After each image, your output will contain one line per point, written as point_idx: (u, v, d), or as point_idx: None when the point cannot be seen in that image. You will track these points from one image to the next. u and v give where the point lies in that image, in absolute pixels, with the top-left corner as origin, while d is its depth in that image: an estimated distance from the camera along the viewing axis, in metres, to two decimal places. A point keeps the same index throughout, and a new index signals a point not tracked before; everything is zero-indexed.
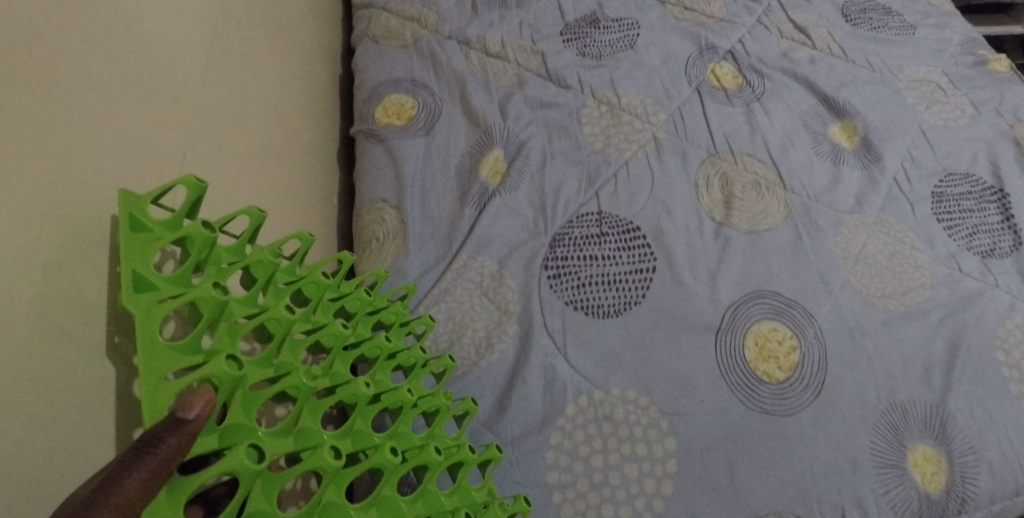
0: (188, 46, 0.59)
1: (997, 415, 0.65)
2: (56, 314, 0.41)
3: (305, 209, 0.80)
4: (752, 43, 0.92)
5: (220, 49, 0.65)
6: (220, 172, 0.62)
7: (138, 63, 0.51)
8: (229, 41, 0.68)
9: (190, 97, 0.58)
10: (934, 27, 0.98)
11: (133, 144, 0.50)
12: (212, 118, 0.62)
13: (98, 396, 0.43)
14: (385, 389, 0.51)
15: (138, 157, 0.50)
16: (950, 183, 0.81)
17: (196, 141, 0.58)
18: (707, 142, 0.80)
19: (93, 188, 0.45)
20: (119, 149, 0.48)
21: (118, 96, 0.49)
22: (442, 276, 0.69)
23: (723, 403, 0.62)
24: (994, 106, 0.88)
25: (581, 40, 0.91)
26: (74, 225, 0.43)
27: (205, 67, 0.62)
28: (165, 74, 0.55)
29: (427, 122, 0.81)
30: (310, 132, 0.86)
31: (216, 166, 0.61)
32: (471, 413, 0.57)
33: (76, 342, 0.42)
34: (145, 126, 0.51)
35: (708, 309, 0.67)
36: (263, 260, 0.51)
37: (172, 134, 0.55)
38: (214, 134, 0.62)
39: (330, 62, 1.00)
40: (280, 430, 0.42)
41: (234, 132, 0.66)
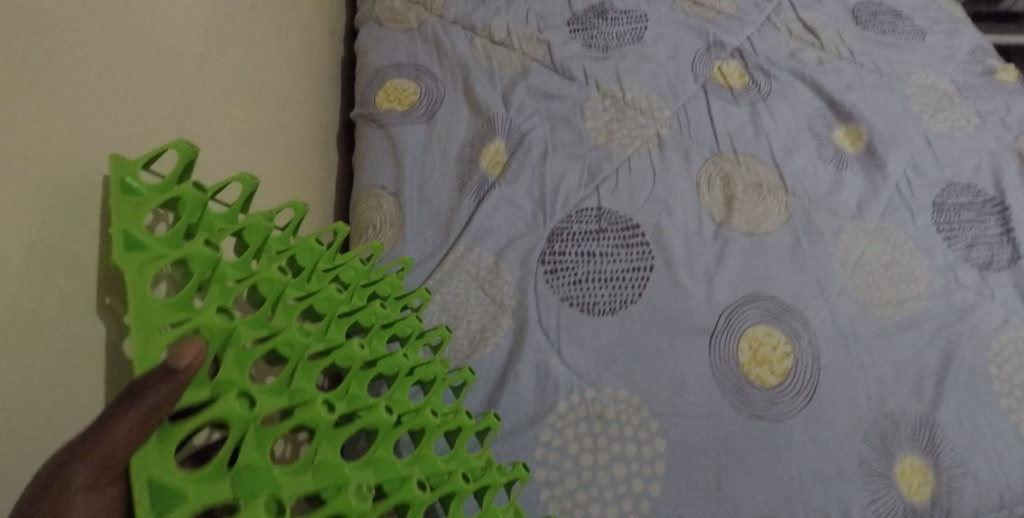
0: (189, 16, 0.58)
1: (986, 429, 0.65)
2: (50, 279, 0.40)
3: (302, 191, 0.79)
4: (760, 41, 0.91)
5: (222, 19, 0.64)
6: (216, 149, 0.61)
7: (138, 27, 0.50)
8: (232, 11, 0.67)
9: (190, 69, 0.57)
10: (943, 34, 0.97)
11: (130, 115, 0.48)
12: (210, 92, 0.61)
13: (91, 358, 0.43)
14: (381, 356, 0.51)
15: (135, 128, 0.49)
16: (952, 192, 0.80)
17: (194, 114, 0.57)
18: (710, 141, 0.80)
19: (92, 154, 0.44)
20: (116, 117, 0.47)
21: (119, 62, 0.48)
22: (437, 267, 0.69)
23: (714, 407, 0.62)
24: (1000, 117, 0.87)
25: (588, 32, 0.89)
26: (72, 186, 0.42)
27: (205, 36, 0.61)
28: (166, 40, 0.54)
29: (429, 109, 0.81)
30: (310, 110, 0.85)
31: (212, 143, 0.60)
32: (469, 382, 0.58)
33: (71, 301, 0.42)
34: (145, 93, 0.50)
35: (703, 311, 0.66)
36: (255, 224, 0.50)
37: (170, 103, 0.54)
38: (212, 108, 0.61)
39: (333, 41, 0.98)
40: (274, 387, 0.42)
41: (232, 105, 0.65)
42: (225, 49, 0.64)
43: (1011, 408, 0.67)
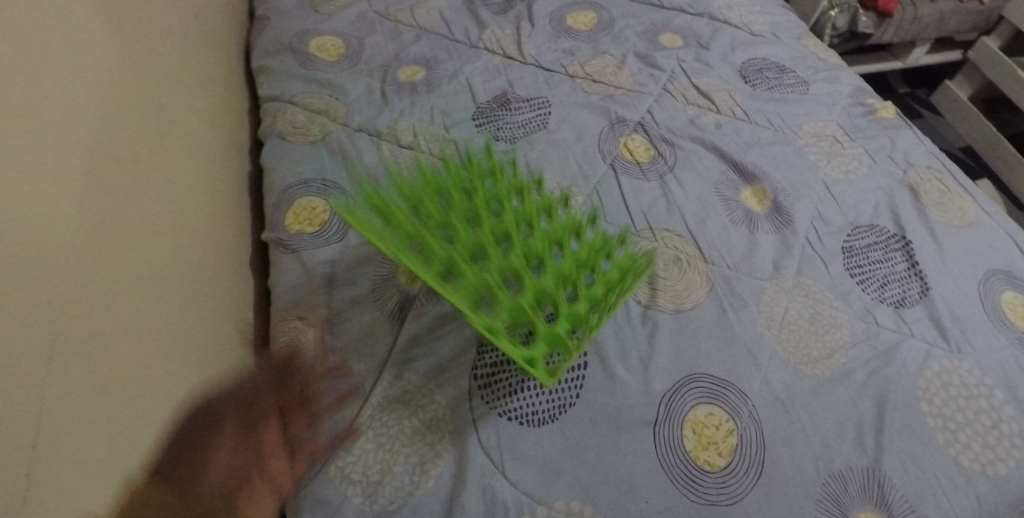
0: (48, 198, 0.53)
1: (929, 471, 0.67)
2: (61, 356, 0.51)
3: (218, 326, 0.74)
4: (660, 112, 0.95)
5: (141, 145, 0.68)
6: (105, 321, 0.56)
7: (75, 204, 0.56)
8: (146, 134, 0.70)
9: (54, 254, 0.53)
10: (824, 81, 1.01)
11: (79, 323, 0.54)
12: (89, 263, 0.56)
13: (112, 410, 0.55)
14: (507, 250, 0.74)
15: (112, 268, 0.58)
16: (856, 236, 0.82)
17: (67, 300, 0.53)
18: (627, 222, 0.83)
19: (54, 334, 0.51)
20: (73, 291, 0.54)
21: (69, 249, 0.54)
22: (364, 403, 0.68)
23: (668, 502, 0.64)
24: (887, 153, 0.91)
25: (494, 123, 0.92)
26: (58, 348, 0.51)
27: (134, 163, 0.66)
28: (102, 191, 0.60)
29: (341, 225, 0.80)
30: (217, 234, 0.80)
31: (100, 317, 0.56)
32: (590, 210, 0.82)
33: (88, 356, 0.54)
34: (103, 252, 0.58)
35: (641, 401, 0.68)
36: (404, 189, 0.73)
37: (122, 233, 0.61)
38: (95, 279, 0.57)
39: (238, 155, 0.94)
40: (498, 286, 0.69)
41: (177, 214, 0.72)
42: (107, 208, 0.60)
43: (948, 443, 0.68)
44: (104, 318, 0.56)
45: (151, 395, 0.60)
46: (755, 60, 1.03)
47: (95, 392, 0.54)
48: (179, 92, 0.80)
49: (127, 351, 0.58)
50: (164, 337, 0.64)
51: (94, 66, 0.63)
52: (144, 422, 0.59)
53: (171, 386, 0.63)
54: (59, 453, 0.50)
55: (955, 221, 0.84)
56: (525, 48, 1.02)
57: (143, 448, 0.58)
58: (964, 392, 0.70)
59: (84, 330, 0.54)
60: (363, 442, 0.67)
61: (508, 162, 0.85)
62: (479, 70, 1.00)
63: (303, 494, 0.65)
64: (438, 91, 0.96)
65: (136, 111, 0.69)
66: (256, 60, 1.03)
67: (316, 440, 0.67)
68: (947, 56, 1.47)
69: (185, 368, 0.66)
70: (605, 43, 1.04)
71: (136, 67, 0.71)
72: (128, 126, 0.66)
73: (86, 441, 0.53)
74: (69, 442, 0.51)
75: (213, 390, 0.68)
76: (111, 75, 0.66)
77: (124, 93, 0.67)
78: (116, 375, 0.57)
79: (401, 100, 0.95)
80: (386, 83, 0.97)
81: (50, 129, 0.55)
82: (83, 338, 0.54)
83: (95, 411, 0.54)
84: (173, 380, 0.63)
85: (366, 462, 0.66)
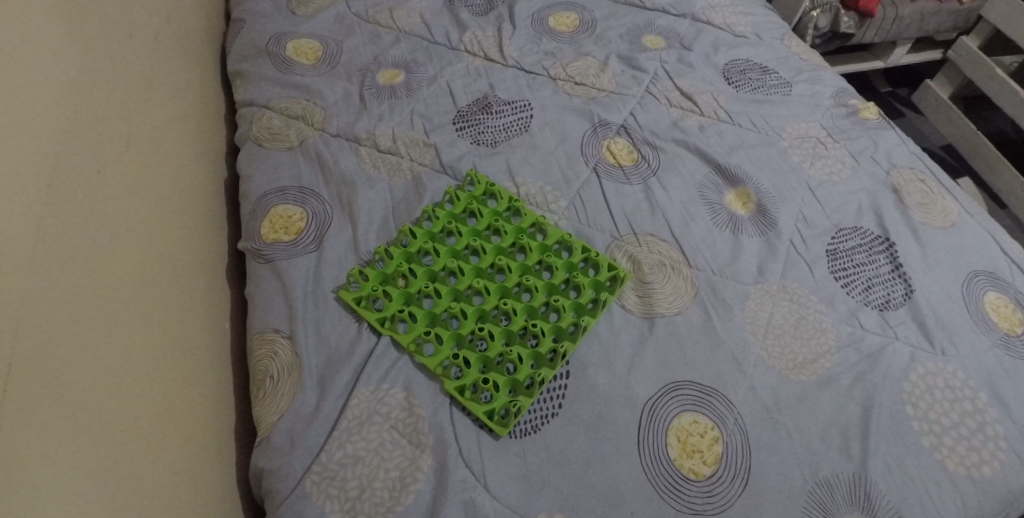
0: (22, 208, 0.52)
1: (916, 476, 0.66)
2: (48, 370, 0.50)
3: (193, 345, 0.71)
4: (643, 114, 0.94)
5: (112, 152, 0.67)
6: (74, 343, 0.54)
7: (48, 215, 0.55)
8: (118, 142, 0.68)
9: (20, 273, 0.50)
10: (806, 82, 1.00)
11: (61, 337, 0.53)
12: (54, 284, 0.53)
13: (102, 424, 0.54)
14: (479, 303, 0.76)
15: (86, 281, 0.57)
16: (841, 238, 0.82)
17: (41, 319, 0.51)
18: (610, 226, 0.82)
19: (41, 347, 0.50)
20: (52, 304, 0.53)
21: (45, 261, 0.53)
22: (342, 416, 0.67)
23: (653, 512, 0.63)
24: (870, 155, 0.91)
25: (474, 127, 0.91)
26: (44, 360, 0.50)
27: (103, 172, 0.64)
28: (74, 201, 0.59)
29: (317, 234, 0.80)
30: (190, 250, 0.77)
31: (69, 340, 0.53)
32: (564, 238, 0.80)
33: (73, 371, 0.53)
34: (76, 265, 0.57)
35: (624, 411, 0.68)
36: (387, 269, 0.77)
37: (93, 245, 0.60)
38: (63, 300, 0.54)
39: (212, 165, 0.91)
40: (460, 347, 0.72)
41: (151, 223, 0.70)
42: (70, 224, 0.57)
43: (934, 445, 0.67)
44: (71, 342, 0.54)
45: (127, 420, 0.57)
46: (737, 61, 1.02)
47: (70, 420, 0.51)
48: (148, 102, 0.78)
49: (107, 372, 0.56)
50: (140, 359, 0.61)
51: (56, 78, 0.61)
52: (124, 450, 0.56)
53: (147, 411, 0.60)
54: (58, 467, 0.49)
55: (938, 221, 0.84)
56: (506, 49, 1.01)
57: (122, 476, 0.55)
58: (948, 395, 0.70)
59: (54, 355, 0.51)
60: (342, 456, 0.65)
61: (492, 188, 0.85)
62: (459, 73, 0.98)
63: (281, 510, 0.63)
64: (418, 95, 0.95)
65: (102, 123, 0.66)
66: (232, 64, 1.01)
67: (293, 456, 0.65)
68: (927, 56, 1.47)
69: (161, 391, 0.63)
70: (587, 45, 1.03)
71: (102, 77, 0.69)
72: (94, 139, 0.64)
73: (82, 455, 0.51)
74: (66, 458, 0.50)
75: (187, 407, 0.67)
76: (74, 87, 0.64)
77: (89, 104, 0.65)
78: (92, 402, 0.54)
79: (381, 104, 0.94)
80: (365, 87, 0.96)
81: (12, 143, 0.53)
82: (67, 351, 0.53)
83: (73, 435, 0.51)
84: (150, 404, 0.61)
85: (345, 477, 0.64)
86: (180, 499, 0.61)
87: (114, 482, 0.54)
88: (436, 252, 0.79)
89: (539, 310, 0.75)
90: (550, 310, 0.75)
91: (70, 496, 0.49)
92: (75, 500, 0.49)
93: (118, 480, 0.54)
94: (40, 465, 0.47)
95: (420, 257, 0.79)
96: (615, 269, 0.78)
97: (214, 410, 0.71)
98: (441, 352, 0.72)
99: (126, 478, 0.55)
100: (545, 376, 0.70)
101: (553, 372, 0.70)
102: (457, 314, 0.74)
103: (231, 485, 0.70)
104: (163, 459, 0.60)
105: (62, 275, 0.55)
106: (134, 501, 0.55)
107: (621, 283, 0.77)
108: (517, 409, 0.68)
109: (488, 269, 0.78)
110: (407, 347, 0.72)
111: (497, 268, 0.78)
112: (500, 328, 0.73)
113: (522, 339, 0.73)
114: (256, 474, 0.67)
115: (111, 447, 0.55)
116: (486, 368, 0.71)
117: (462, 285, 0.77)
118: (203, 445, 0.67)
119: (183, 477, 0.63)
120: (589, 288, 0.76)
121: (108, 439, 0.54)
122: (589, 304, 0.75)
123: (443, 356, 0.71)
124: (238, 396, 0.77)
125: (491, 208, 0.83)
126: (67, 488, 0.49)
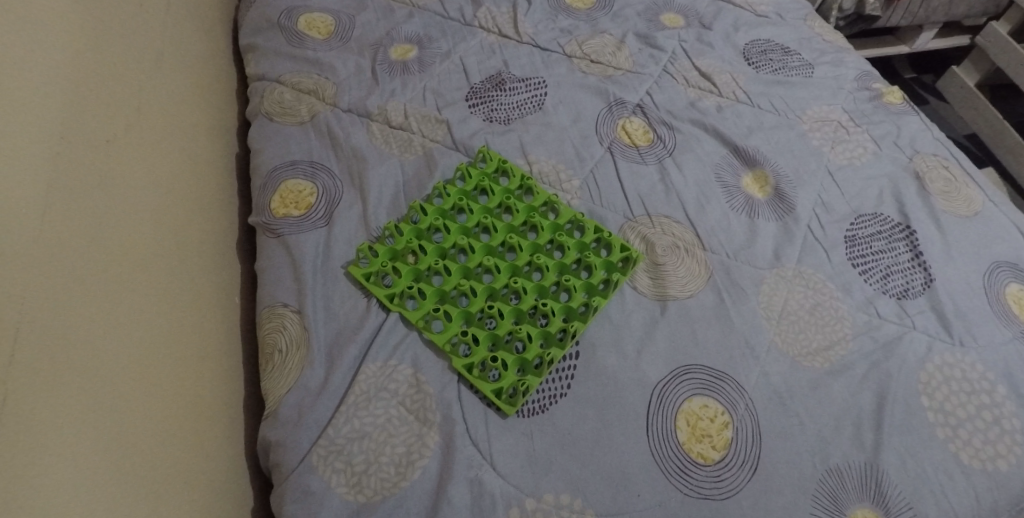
0: (44, 172, 0.53)
1: (928, 467, 0.65)
2: (67, 332, 0.51)
3: (202, 319, 0.71)
4: (659, 94, 0.92)
5: (129, 122, 0.67)
6: (79, 319, 0.53)
7: (67, 181, 0.56)
8: (134, 110, 0.69)
9: (22, 248, 0.49)
10: (829, 64, 0.97)
11: (79, 301, 0.53)
12: (62, 256, 0.53)
13: (115, 388, 0.55)
14: (488, 283, 0.75)
15: (101, 249, 0.58)
16: (860, 224, 0.80)
17: (62, 283, 0.52)
18: (623, 207, 0.81)
19: (60, 310, 0.51)
20: (71, 270, 0.53)
21: (64, 226, 0.54)
22: (348, 391, 0.67)
23: (660, 495, 0.63)
24: (893, 140, 0.88)
25: (487, 104, 0.90)
26: (64, 323, 0.51)
27: (118, 141, 0.64)
28: (91, 169, 0.59)
29: (327, 209, 0.80)
30: (200, 225, 0.77)
31: (72, 316, 0.52)
32: (576, 218, 0.79)
33: (91, 335, 0.54)
34: (92, 232, 0.57)
35: (634, 393, 0.67)
36: (397, 246, 0.76)
37: (107, 215, 0.60)
38: (66, 275, 0.53)
39: (223, 138, 0.91)
40: (469, 326, 0.71)
41: (165, 193, 0.71)
42: (75, 199, 0.56)
43: (948, 438, 0.66)
44: (75, 317, 0.52)
45: (131, 401, 0.56)
46: (759, 41, 1.00)
47: (73, 399, 0.50)
48: (156, 76, 0.76)
49: (118, 340, 0.56)
50: (144, 336, 0.60)
51: (63, 46, 0.60)
52: (127, 430, 0.55)
53: (152, 392, 0.59)
54: (73, 427, 0.49)
55: (961, 210, 0.81)
56: (521, 26, 0.99)
57: (125, 458, 0.54)
58: (964, 387, 0.68)
59: (57, 330, 0.50)
60: (349, 431, 0.64)
61: (505, 168, 0.83)
62: (473, 49, 0.97)
63: (287, 483, 0.63)
64: (431, 71, 0.94)
65: (109, 95, 0.65)
66: (243, 37, 1.01)
67: (300, 429, 0.65)
68: (955, 42, 1.43)
69: (166, 371, 0.62)
70: (604, 22, 1.01)
71: (116, 47, 0.69)
72: (101, 111, 0.63)
73: (100, 418, 0.52)
74: (81, 419, 0.50)
75: (197, 377, 0.67)
76: (89, 55, 0.64)
77: (101, 74, 0.65)
78: (99, 375, 0.53)
79: (392, 80, 0.93)
80: (377, 62, 0.95)
81: (14, 112, 0.51)
82: (85, 317, 0.53)
83: (76, 414, 0.50)
84: (155, 385, 0.59)
85: (352, 452, 0.64)
86: (185, 480, 0.60)
87: (117, 464, 0.53)
88: (446, 231, 0.78)
89: (549, 289, 0.74)
90: (561, 290, 0.74)
91: (83, 455, 0.50)
92: (77, 477, 0.49)
93: (133, 442, 0.55)
94: (57, 425, 0.48)
95: (430, 233, 0.78)
96: (627, 250, 0.77)
97: (223, 382, 0.71)
98: (450, 329, 0.71)
99: (129, 459, 0.54)
100: (554, 356, 0.69)
101: (562, 352, 0.69)
102: (466, 291, 0.74)
103: (239, 457, 0.70)
104: (168, 440, 0.59)
105: (79, 240, 0.55)
106: (138, 484, 0.54)
107: (630, 266, 0.76)
108: (523, 389, 0.67)
109: (498, 248, 0.77)
110: (416, 323, 0.71)
111: (507, 247, 0.77)
112: (509, 308, 0.72)
113: (530, 320, 0.72)
114: (263, 447, 0.67)
115: (114, 428, 0.53)
116: (496, 346, 0.71)
117: (471, 263, 0.76)
118: (211, 416, 0.67)
119: (192, 445, 0.63)
120: (600, 269, 0.75)
121: (112, 418, 0.53)
122: (600, 285, 0.74)
123: (451, 335, 0.71)
124: (247, 371, 0.77)
125: (503, 186, 0.82)
126: (81, 449, 0.50)
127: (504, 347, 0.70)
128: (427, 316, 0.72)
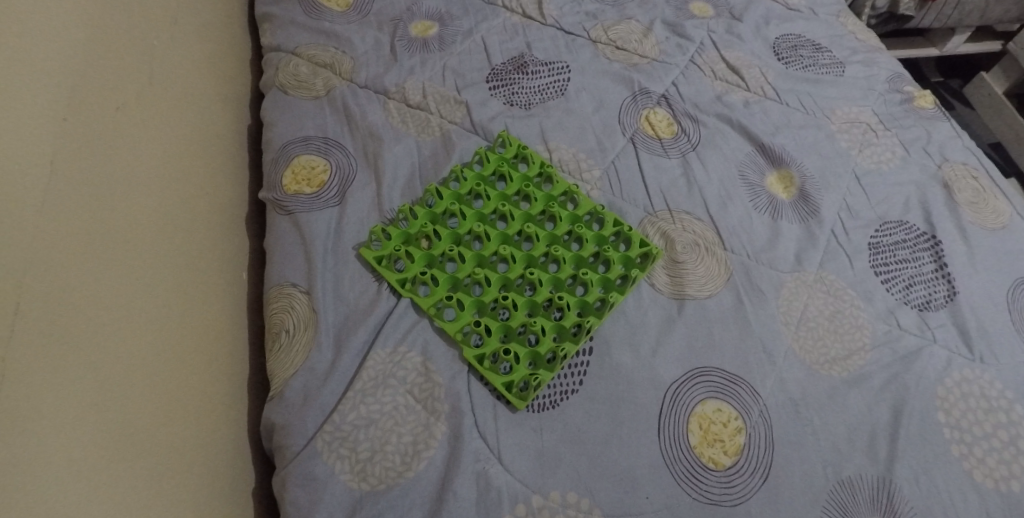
0: (55, 143, 0.52)
1: (942, 486, 0.63)
2: (76, 308, 0.50)
3: (209, 296, 0.70)
4: (685, 86, 0.90)
5: (141, 93, 0.66)
6: (82, 296, 0.51)
7: (79, 155, 0.54)
8: (146, 80, 0.67)
9: (21, 221, 0.47)
10: (861, 64, 0.94)
11: (86, 276, 0.52)
12: (73, 228, 0.52)
13: (119, 362, 0.53)
14: (503, 273, 0.73)
15: (109, 223, 0.56)
16: (885, 231, 0.78)
17: (71, 257, 0.51)
18: (643, 201, 0.79)
19: (69, 285, 0.50)
20: (80, 244, 0.52)
21: (75, 198, 0.53)
22: (355, 377, 0.65)
23: (670, 498, 0.61)
24: (923, 146, 0.86)
25: (508, 87, 0.88)
26: (72, 299, 0.50)
27: (129, 112, 0.63)
28: (103, 142, 0.58)
29: (340, 188, 0.78)
30: (209, 198, 0.75)
31: (74, 292, 0.51)
32: (595, 209, 0.77)
33: (100, 309, 0.53)
34: (101, 204, 0.56)
35: (647, 393, 0.65)
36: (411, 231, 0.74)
37: (116, 186, 0.58)
38: (69, 250, 0.51)
39: (235, 109, 0.89)
40: (481, 317, 0.70)
41: (176, 165, 0.69)
42: (80, 170, 0.54)
43: (963, 455, 0.64)
44: (80, 293, 0.51)
45: (132, 383, 0.54)
46: (790, 36, 0.97)
47: (76, 379, 0.49)
48: (168, 47, 0.74)
49: (122, 313, 0.55)
50: (148, 318, 0.58)
51: (71, 8, 0.58)
52: (128, 414, 0.53)
53: (154, 378, 0.57)
54: (81, 401, 0.49)
55: (988, 222, 0.79)
56: (546, 7, 0.96)
57: (128, 435, 0.53)
58: (983, 404, 0.67)
59: (65, 304, 0.49)
60: (355, 418, 0.63)
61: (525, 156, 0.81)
62: (496, 29, 0.94)
63: (290, 467, 0.62)
64: (451, 49, 0.92)
65: (120, 63, 0.63)
66: (259, 6, 0.98)
67: (304, 414, 0.64)
68: (987, 47, 1.40)
69: (170, 355, 0.60)
70: (632, 8, 0.98)
71: (129, 15, 0.67)
72: (113, 80, 0.61)
73: (107, 393, 0.51)
74: (88, 393, 0.50)
75: (202, 355, 0.65)
76: (103, 22, 0.62)
77: (116, 42, 0.63)
78: (104, 351, 0.52)
79: (411, 57, 0.90)
80: (396, 38, 0.92)
81: (11, 80, 0.49)
82: (92, 292, 0.52)
83: (80, 393, 0.49)
84: (157, 371, 0.58)
85: (357, 439, 0.62)
86: (186, 468, 0.59)
87: (117, 448, 0.51)
88: (462, 218, 0.76)
89: (564, 282, 0.73)
90: (578, 283, 0.73)
91: (89, 431, 0.49)
92: (81, 455, 0.48)
93: (137, 419, 0.54)
94: (66, 399, 0.48)
95: (445, 218, 0.76)
96: (647, 246, 0.75)
97: (227, 360, 0.70)
98: (462, 318, 0.69)
99: (128, 446, 0.52)
100: (567, 351, 0.67)
101: (576, 348, 0.68)
102: (480, 280, 0.72)
103: (241, 437, 0.69)
104: (169, 421, 0.58)
105: (89, 213, 0.54)
106: (137, 474, 0.52)
107: (647, 262, 0.74)
108: (536, 383, 0.66)
109: (514, 237, 0.75)
110: (427, 310, 0.70)
111: (523, 238, 0.75)
112: (523, 300, 0.71)
113: (542, 313, 0.70)
114: (267, 429, 0.65)
115: (117, 405, 0.52)
116: (508, 337, 0.69)
117: (487, 251, 0.74)
118: (214, 395, 0.66)
119: (194, 424, 0.62)
120: (619, 265, 0.73)
121: (115, 397, 0.52)
122: (617, 281, 0.73)
123: (463, 325, 0.69)
124: (253, 348, 0.76)
125: (522, 173, 0.80)
126: (88, 423, 0.49)
127: (516, 340, 0.69)
128: (439, 305, 0.70)
